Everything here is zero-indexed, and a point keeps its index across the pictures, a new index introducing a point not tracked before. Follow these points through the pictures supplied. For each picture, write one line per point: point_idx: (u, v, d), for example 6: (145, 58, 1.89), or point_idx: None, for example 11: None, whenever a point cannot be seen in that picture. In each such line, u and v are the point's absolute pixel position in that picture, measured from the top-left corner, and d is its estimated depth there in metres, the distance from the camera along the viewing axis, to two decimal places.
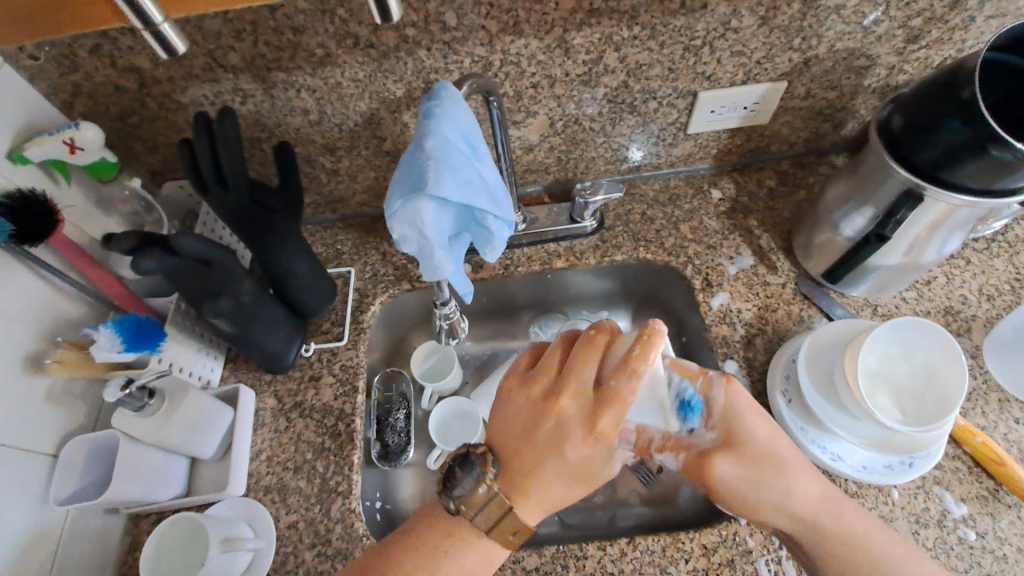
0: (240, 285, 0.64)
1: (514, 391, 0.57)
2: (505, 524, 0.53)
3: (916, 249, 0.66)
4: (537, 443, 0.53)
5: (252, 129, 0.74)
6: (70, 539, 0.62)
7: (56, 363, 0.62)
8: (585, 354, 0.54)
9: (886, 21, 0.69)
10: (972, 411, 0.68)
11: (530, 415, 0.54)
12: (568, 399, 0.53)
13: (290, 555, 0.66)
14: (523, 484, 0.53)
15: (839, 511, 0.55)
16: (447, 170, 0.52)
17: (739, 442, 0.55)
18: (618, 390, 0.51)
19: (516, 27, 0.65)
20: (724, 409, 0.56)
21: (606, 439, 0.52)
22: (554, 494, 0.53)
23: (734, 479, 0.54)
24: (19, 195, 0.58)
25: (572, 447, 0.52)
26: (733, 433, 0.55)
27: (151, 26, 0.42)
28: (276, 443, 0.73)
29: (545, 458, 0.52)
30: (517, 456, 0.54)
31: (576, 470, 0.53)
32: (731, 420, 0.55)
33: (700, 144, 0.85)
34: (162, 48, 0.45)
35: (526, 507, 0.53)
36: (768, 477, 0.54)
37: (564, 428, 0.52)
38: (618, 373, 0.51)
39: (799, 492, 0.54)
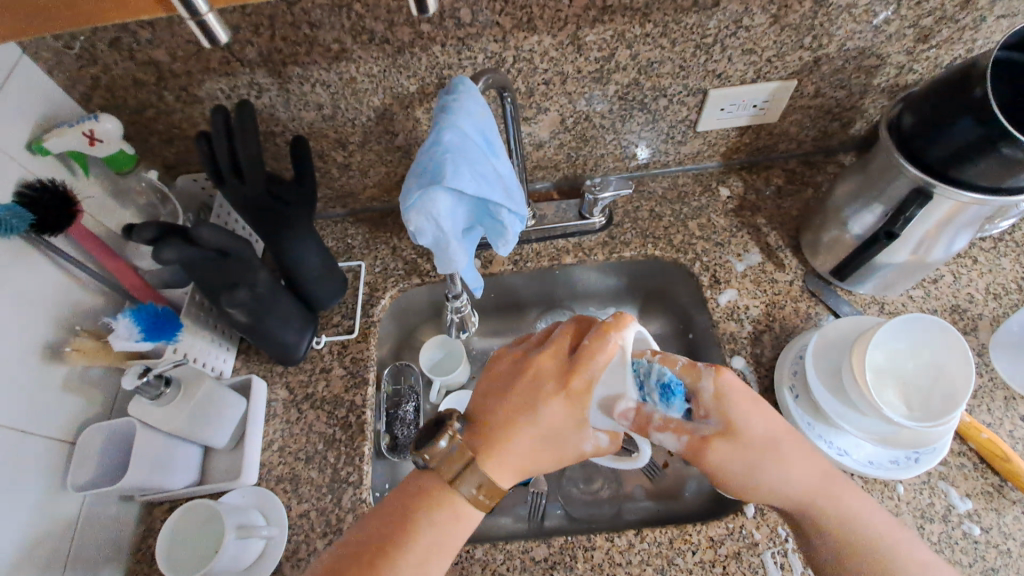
0: (256, 275, 0.64)
1: (504, 360, 0.59)
2: (470, 476, 0.53)
3: (924, 246, 0.67)
4: (512, 400, 0.55)
5: (267, 123, 0.75)
6: (86, 525, 0.63)
7: (75, 351, 0.64)
8: (569, 328, 0.58)
9: (896, 21, 0.69)
10: (978, 408, 0.69)
11: (510, 378, 0.57)
12: (547, 359, 0.56)
13: (302, 544, 0.67)
14: (493, 441, 0.54)
15: (836, 489, 0.55)
16: (464, 163, 0.53)
17: (737, 430, 0.54)
18: (587, 354, 0.54)
19: (530, 23, 0.65)
20: (720, 399, 0.54)
21: (575, 398, 0.54)
22: (523, 455, 0.54)
23: (731, 463, 0.54)
24: (39, 185, 0.59)
25: (540, 404, 0.54)
26: (729, 418, 0.54)
27: (197, 16, 0.43)
28: (288, 434, 0.74)
29: (515, 412, 0.54)
30: (493, 413, 0.55)
31: (543, 432, 0.54)
32: (728, 410, 0.54)
33: (709, 142, 0.85)
34: (207, 39, 0.45)
35: (495, 469, 0.54)
36: (761, 464, 0.54)
37: (537, 391, 0.54)
38: (592, 335, 0.54)
39: (795, 472, 0.54)
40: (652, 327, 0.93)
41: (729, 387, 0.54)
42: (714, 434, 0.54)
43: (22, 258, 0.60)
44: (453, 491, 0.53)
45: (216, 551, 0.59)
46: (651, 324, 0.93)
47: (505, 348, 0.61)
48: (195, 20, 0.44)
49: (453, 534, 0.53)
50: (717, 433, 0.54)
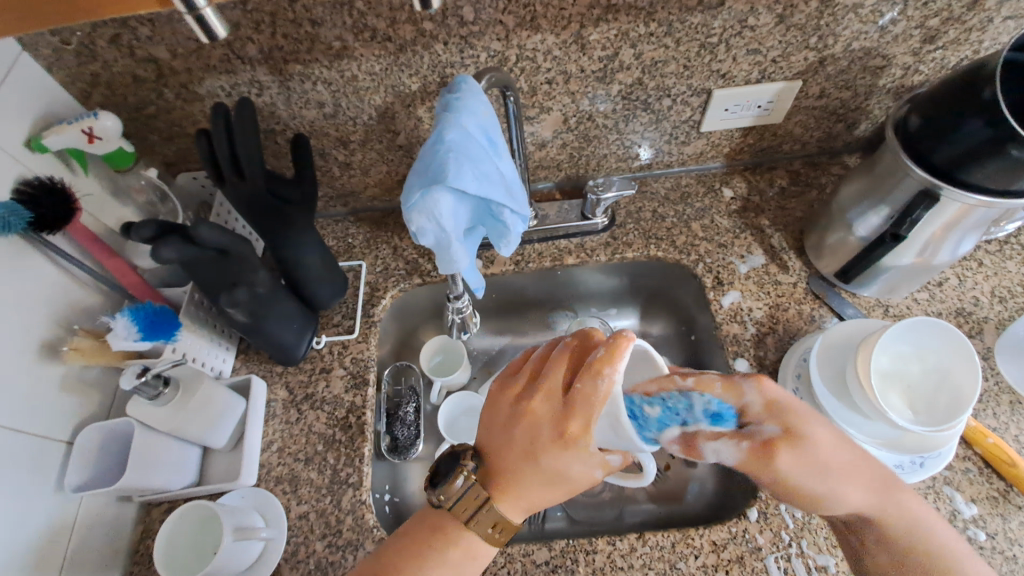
0: (256, 275, 0.64)
1: (499, 398, 0.54)
2: (483, 517, 0.52)
3: (930, 249, 0.66)
4: (512, 447, 0.51)
5: (267, 121, 0.74)
6: (83, 525, 0.63)
7: (72, 350, 0.62)
8: (558, 357, 0.52)
9: (903, 21, 0.69)
10: (983, 412, 0.69)
11: (507, 420, 0.52)
12: (540, 402, 0.51)
13: (301, 545, 0.66)
14: (504, 483, 0.52)
15: (896, 492, 0.52)
16: (466, 163, 0.53)
17: (801, 437, 0.48)
18: (581, 395, 0.48)
19: (534, 21, 0.65)
20: (771, 410, 0.49)
21: (576, 443, 0.49)
22: (534, 496, 0.52)
23: (796, 472, 0.48)
24: (37, 183, 0.59)
25: (541, 451, 0.50)
26: (793, 426, 0.48)
27: (195, 11, 0.42)
28: (287, 435, 0.73)
29: (517, 461, 0.51)
30: (498, 459, 0.52)
31: (552, 475, 0.50)
32: (785, 418, 0.48)
33: (712, 142, 0.85)
34: (204, 34, 0.44)
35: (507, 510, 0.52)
36: (826, 474, 0.49)
37: (536, 439, 0.50)
38: (584, 374, 0.48)
39: (857, 484, 0.50)
40: (654, 329, 0.93)
41: (779, 396, 0.49)
42: (779, 441, 0.48)
43: (19, 256, 0.59)
44: (466, 529, 0.53)
45: (215, 553, 0.59)
46: (652, 325, 0.92)
47: (498, 381, 0.56)
48: (192, 14, 0.42)
49: (467, 568, 0.53)
50: (783, 440, 0.48)
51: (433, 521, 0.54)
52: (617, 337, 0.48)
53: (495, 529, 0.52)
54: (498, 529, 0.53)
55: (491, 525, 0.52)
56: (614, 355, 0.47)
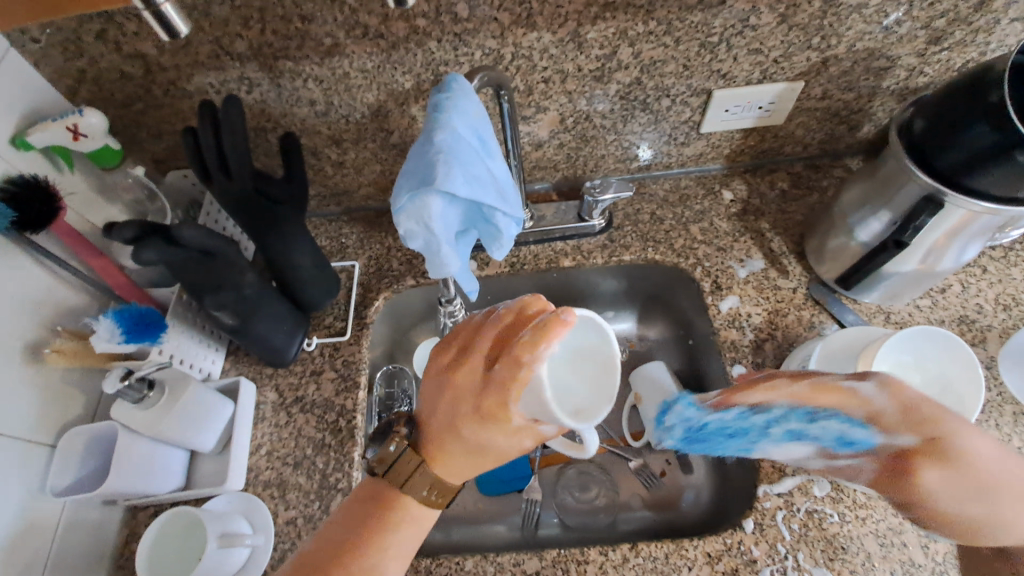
0: (243, 276, 0.63)
1: (439, 357, 0.53)
2: (420, 480, 0.52)
3: (933, 255, 0.65)
4: (441, 417, 0.51)
5: (258, 119, 0.73)
6: (66, 530, 0.61)
7: (54, 352, 0.61)
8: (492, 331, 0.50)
9: (908, 21, 0.67)
10: (985, 423, 0.67)
11: (438, 386, 0.51)
12: (464, 373, 0.50)
13: (289, 552, 0.65)
14: (433, 443, 0.52)
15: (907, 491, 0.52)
16: (457, 165, 0.51)
17: (948, 454, 0.49)
18: (504, 378, 0.45)
19: (529, 19, 0.63)
20: (902, 413, 0.51)
21: (494, 423, 0.48)
22: (466, 465, 0.51)
23: (943, 490, 0.50)
24: (21, 181, 0.58)
25: (465, 426, 0.49)
26: (946, 439, 0.50)
27: (152, 6, 0.40)
28: (276, 438, 0.72)
29: (448, 432, 0.51)
30: (430, 423, 0.52)
31: (477, 447, 0.50)
32: (913, 419, 0.51)
33: (712, 144, 0.83)
34: (164, 31, 0.42)
35: (443, 470, 0.52)
36: (988, 493, 0.49)
37: (460, 410, 0.50)
38: (507, 358, 0.45)
39: (1008, 505, 0.49)
40: (651, 332, 0.91)
41: (913, 401, 0.52)
42: (921, 455, 0.51)
43: (3, 255, 0.58)
44: (405, 496, 0.51)
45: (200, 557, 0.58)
46: (650, 329, 0.91)
47: (444, 341, 0.55)
48: (150, 11, 0.40)
49: (411, 535, 0.52)
50: (920, 450, 0.51)
51: (372, 493, 0.52)
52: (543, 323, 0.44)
53: (435, 492, 0.52)
54: (436, 493, 0.52)
55: (428, 489, 0.52)
56: (545, 340, 0.43)
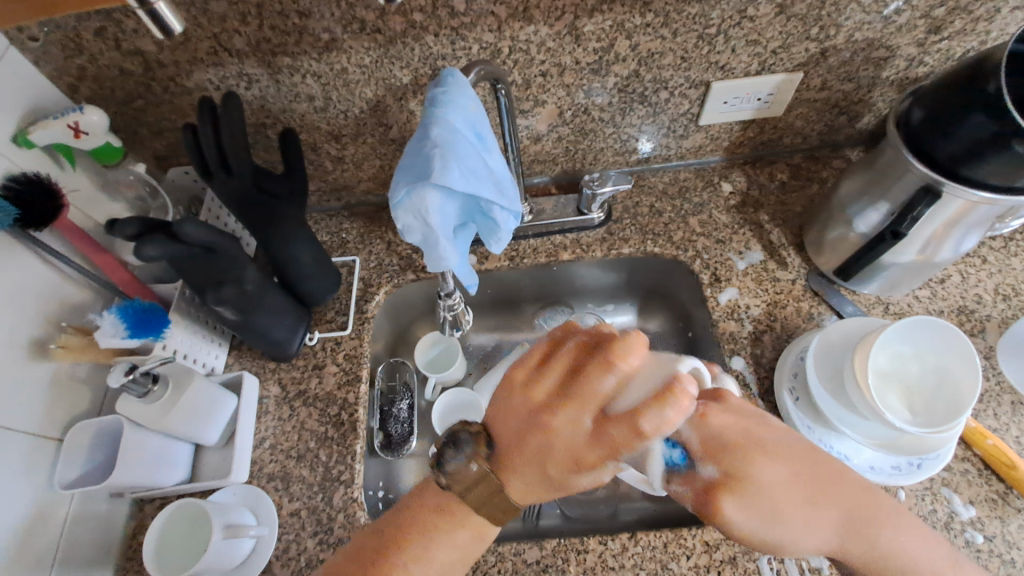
0: (244, 271, 0.64)
1: (511, 386, 0.49)
2: (491, 504, 0.48)
3: (932, 246, 0.65)
4: (522, 452, 0.47)
5: (258, 115, 0.73)
6: (74, 521, 0.63)
7: (61, 348, 0.62)
8: (598, 369, 0.45)
9: (907, 11, 0.67)
10: (984, 413, 0.67)
11: (523, 422, 0.47)
12: (562, 419, 0.45)
13: (293, 543, 0.66)
14: (507, 466, 0.48)
15: (866, 530, 0.43)
16: (454, 159, 0.52)
17: (742, 478, 0.42)
18: (617, 440, 0.43)
19: (526, 12, 0.63)
20: (706, 442, 0.43)
21: (593, 471, 0.45)
22: (534, 499, 0.48)
23: (746, 522, 0.42)
24: (24, 178, 0.58)
25: (554, 470, 0.45)
26: (726, 466, 0.43)
27: (146, 4, 0.41)
28: (279, 431, 0.73)
29: (529, 470, 0.47)
30: (502, 451, 0.48)
31: (561, 487, 0.46)
32: (716, 451, 0.43)
33: (711, 136, 0.83)
34: (159, 29, 0.43)
35: (518, 497, 0.48)
36: (782, 520, 0.41)
37: (552, 453, 0.45)
38: (626, 423, 0.42)
39: (817, 531, 0.43)
40: (651, 325, 0.91)
41: (723, 431, 0.44)
42: (720, 485, 0.42)
43: (8, 253, 0.59)
44: (473, 513, 0.49)
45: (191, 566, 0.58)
46: (650, 321, 0.91)
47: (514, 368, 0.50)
48: (144, 8, 0.41)
49: (472, 550, 0.50)
50: (721, 483, 0.42)
51: (437, 501, 0.51)
52: (670, 385, 0.41)
53: (501, 514, 0.49)
54: (502, 514, 0.49)
55: (501, 512, 0.49)
56: (665, 417, 0.41)
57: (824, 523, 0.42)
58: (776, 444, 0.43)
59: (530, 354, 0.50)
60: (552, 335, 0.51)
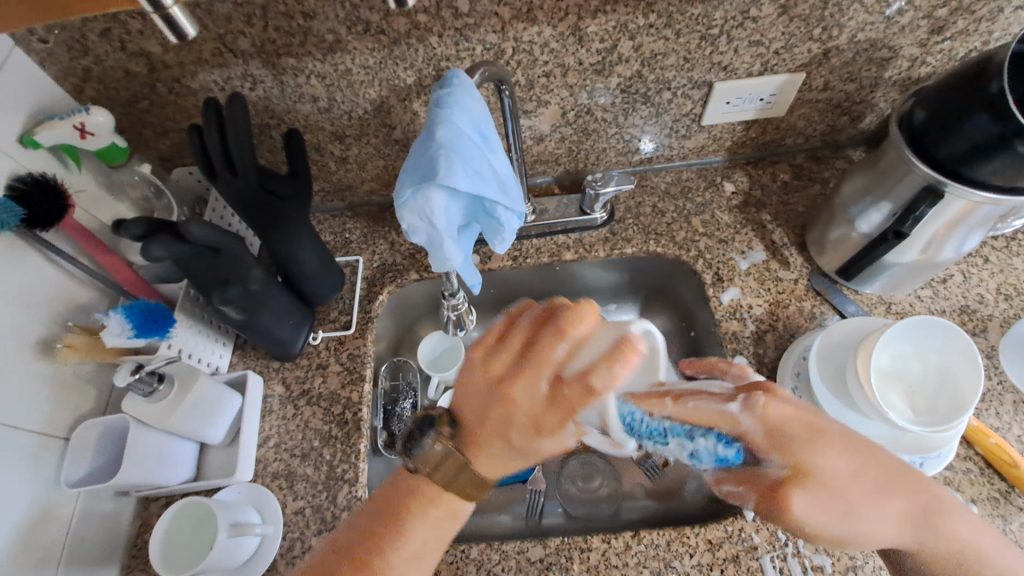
0: (249, 271, 0.64)
1: (473, 365, 0.51)
2: (461, 480, 0.50)
3: (934, 246, 0.65)
4: (489, 423, 0.49)
5: (262, 115, 0.74)
6: (80, 520, 0.63)
7: (66, 347, 0.63)
8: (552, 337, 0.48)
9: (910, 11, 0.67)
10: (986, 412, 0.68)
11: (484, 396, 0.49)
12: (521, 388, 0.47)
13: (297, 541, 0.66)
14: (477, 439, 0.50)
15: (936, 519, 0.49)
16: (458, 160, 0.52)
17: (813, 473, 0.47)
18: (572, 399, 0.46)
19: (529, 13, 0.63)
20: (767, 429, 0.48)
21: (553, 433, 0.48)
22: (503, 468, 0.50)
23: (814, 515, 0.48)
24: (30, 179, 0.59)
25: (517, 436, 0.48)
26: (799, 461, 0.47)
27: (161, 10, 0.41)
28: (284, 430, 0.73)
29: (495, 441, 0.49)
30: (471, 427, 0.50)
31: (526, 454, 0.49)
32: (778, 439, 0.48)
33: (714, 136, 0.83)
34: (174, 34, 0.43)
35: (486, 470, 0.50)
36: (852, 511, 0.48)
37: (514, 419, 0.48)
38: (580, 380, 0.46)
39: (888, 519, 0.49)
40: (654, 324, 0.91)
41: (778, 419, 0.48)
42: (786, 481, 0.48)
43: (15, 254, 0.59)
44: (445, 490, 0.51)
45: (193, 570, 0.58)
46: (652, 320, 0.91)
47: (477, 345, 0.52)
48: (159, 14, 0.41)
49: (446, 528, 0.52)
50: (787, 477, 0.48)
51: (409, 483, 0.52)
52: (623, 345, 0.45)
53: (473, 488, 0.50)
54: (474, 489, 0.50)
55: (473, 487, 0.51)
56: (614, 371, 0.44)
57: (880, 514, 0.48)
58: (839, 437, 0.48)
59: (489, 331, 0.52)
60: (515, 310, 0.52)
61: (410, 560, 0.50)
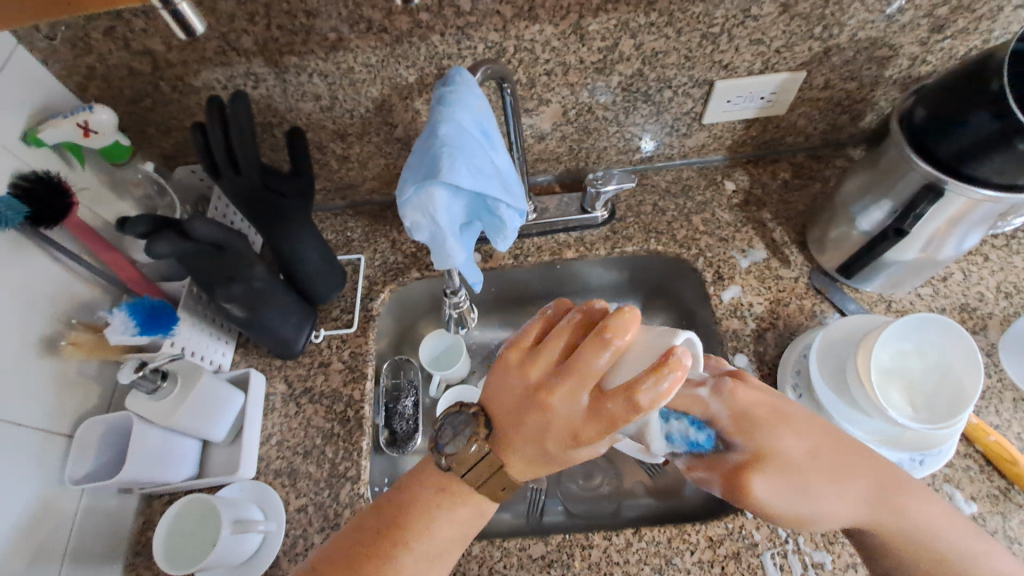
0: (252, 269, 0.64)
1: (507, 366, 0.51)
2: (493, 480, 0.51)
3: (934, 244, 0.65)
4: (523, 430, 0.48)
5: (264, 114, 0.74)
6: (83, 517, 0.63)
7: (71, 344, 0.64)
8: (596, 347, 0.45)
9: (910, 10, 0.67)
10: (986, 409, 0.68)
11: (519, 401, 0.49)
12: (560, 398, 0.46)
13: (300, 538, 0.67)
14: (507, 444, 0.49)
15: (897, 500, 0.48)
16: (461, 158, 0.52)
17: (769, 454, 0.48)
18: (614, 413, 0.44)
19: (531, 12, 0.64)
20: (736, 414, 0.49)
21: (591, 444, 0.46)
22: (535, 472, 0.50)
23: (772, 498, 0.47)
24: (34, 177, 0.59)
25: (552, 444, 0.47)
26: (755, 442, 0.48)
27: (169, 6, 0.41)
28: (286, 428, 0.74)
29: (528, 447, 0.48)
30: (501, 430, 0.50)
31: (555, 459, 0.48)
32: (744, 423, 0.49)
33: (714, 135, 0.84)
34: (183, 31, 0.44)
35: (519, 473, 0.51)
36: (811, 493, 0.47)
37: (550, 429, 0.47)
38: (620, 396, 0.43)
39: (847, 503, 0.48)
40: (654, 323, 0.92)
41: (750, 407, 0.49)
42: (749, 465, 0.48)
43: (20, 251, 0.60)
44: (474, 491, 0.51)
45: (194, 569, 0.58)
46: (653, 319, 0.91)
47: (511, 351, 0.51)
48: (167, 10, 0.42)
49: (472, 525, 0.52)
50: (750, 462, 0.48)
51: (438, 480, 0.52)
52: (664, 359, 0.42)
53: (501, 488, 0.51)
54: (503, 489, 0.51)
55: (501, 487, 0.51)
56: (654, 386, 0.42)
57: (841, 498, 0.48)
58: (799, 420, 0.49)
59: (528, 331, 0.52)
60: (552, 312, 0.53)
61: (431, 557, 0.50)
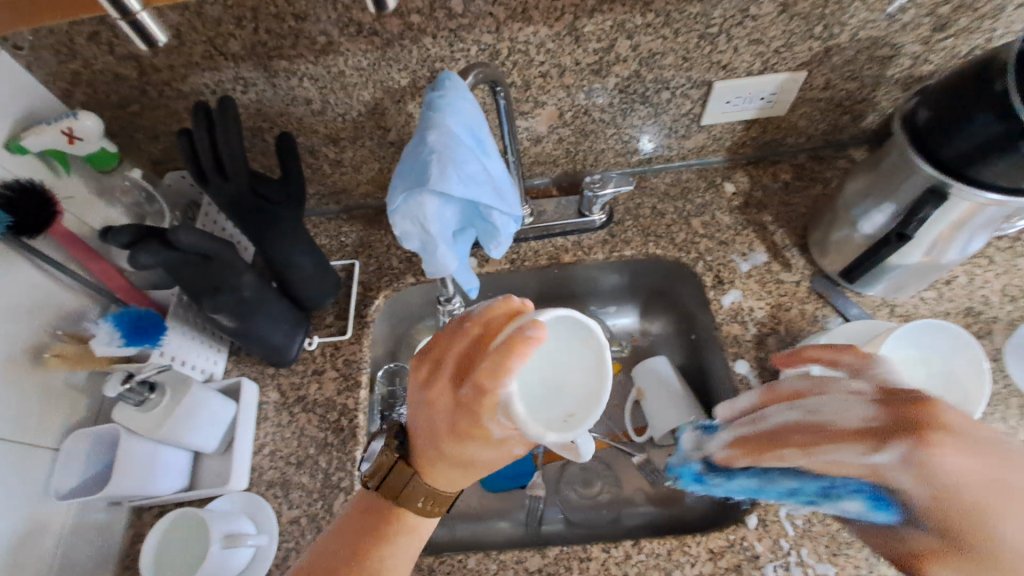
0: (241, 279, 0.63)
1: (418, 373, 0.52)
2: (414, 492, 0.52)
3: (938, 248, 0.64)
4: (422, 430, 0.51)
5: (254, 119, 0.73)
6: (70, 531, 0.62)
7: (55, 356, 0.62)
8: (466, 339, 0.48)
9: (912, 9, 0.66)
10: (992, 416, 0.66)
11: (417, 404, 0.51)
12: (440, 392, 0.49)
13: (292, 551, 0.65)
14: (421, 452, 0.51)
15: None
16: (452, 165, 0.51)
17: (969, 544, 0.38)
18: (468, 400, 0.46)
19: (525, 13, 0.62)
20: (939, 492, 0.39)
21: (479, 438, 0.47)
22: (447, 477, 0.51)
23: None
24: (16, 185, 0.57)
25: (445, 441, 0.49)
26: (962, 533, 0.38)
27: (128, 15, 0.40)
28: (278, 438, 0.72)
29: (430, 449, 0.50)
30: (416, 434, 0.52)
31: (463, 461, 0.49)
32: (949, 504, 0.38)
33: (713, 136, 0.82)
34: (144, 41, 0.43)
35: (435, 480, 0.52)
36: None
37: (436, 425, 0.49)
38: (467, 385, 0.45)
39: None
40: (654, 327, 0.90)
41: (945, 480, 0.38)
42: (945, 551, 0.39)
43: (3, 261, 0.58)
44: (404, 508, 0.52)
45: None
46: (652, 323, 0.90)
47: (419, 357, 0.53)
48: (126, 20, 0.41)
49: (409, 542, 0.52)
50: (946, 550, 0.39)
51: (367, 503, 0.53)
52: (515, 339, 0.43)
53: (427, 502, 0.52)
54: (429, 503, 0.52)
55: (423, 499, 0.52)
56: (507, 367, 0.42)
57: None
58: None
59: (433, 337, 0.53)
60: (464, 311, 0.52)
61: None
